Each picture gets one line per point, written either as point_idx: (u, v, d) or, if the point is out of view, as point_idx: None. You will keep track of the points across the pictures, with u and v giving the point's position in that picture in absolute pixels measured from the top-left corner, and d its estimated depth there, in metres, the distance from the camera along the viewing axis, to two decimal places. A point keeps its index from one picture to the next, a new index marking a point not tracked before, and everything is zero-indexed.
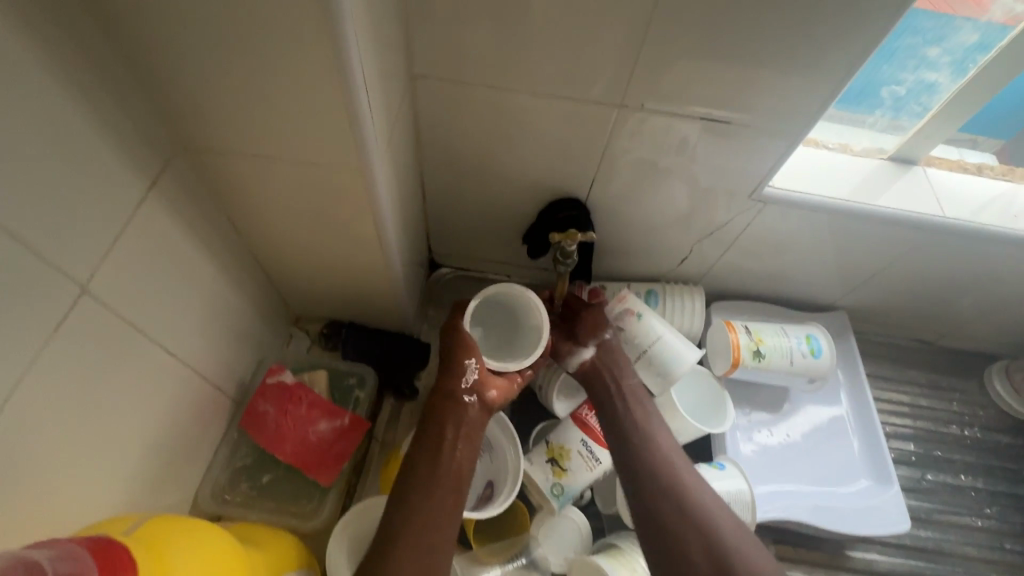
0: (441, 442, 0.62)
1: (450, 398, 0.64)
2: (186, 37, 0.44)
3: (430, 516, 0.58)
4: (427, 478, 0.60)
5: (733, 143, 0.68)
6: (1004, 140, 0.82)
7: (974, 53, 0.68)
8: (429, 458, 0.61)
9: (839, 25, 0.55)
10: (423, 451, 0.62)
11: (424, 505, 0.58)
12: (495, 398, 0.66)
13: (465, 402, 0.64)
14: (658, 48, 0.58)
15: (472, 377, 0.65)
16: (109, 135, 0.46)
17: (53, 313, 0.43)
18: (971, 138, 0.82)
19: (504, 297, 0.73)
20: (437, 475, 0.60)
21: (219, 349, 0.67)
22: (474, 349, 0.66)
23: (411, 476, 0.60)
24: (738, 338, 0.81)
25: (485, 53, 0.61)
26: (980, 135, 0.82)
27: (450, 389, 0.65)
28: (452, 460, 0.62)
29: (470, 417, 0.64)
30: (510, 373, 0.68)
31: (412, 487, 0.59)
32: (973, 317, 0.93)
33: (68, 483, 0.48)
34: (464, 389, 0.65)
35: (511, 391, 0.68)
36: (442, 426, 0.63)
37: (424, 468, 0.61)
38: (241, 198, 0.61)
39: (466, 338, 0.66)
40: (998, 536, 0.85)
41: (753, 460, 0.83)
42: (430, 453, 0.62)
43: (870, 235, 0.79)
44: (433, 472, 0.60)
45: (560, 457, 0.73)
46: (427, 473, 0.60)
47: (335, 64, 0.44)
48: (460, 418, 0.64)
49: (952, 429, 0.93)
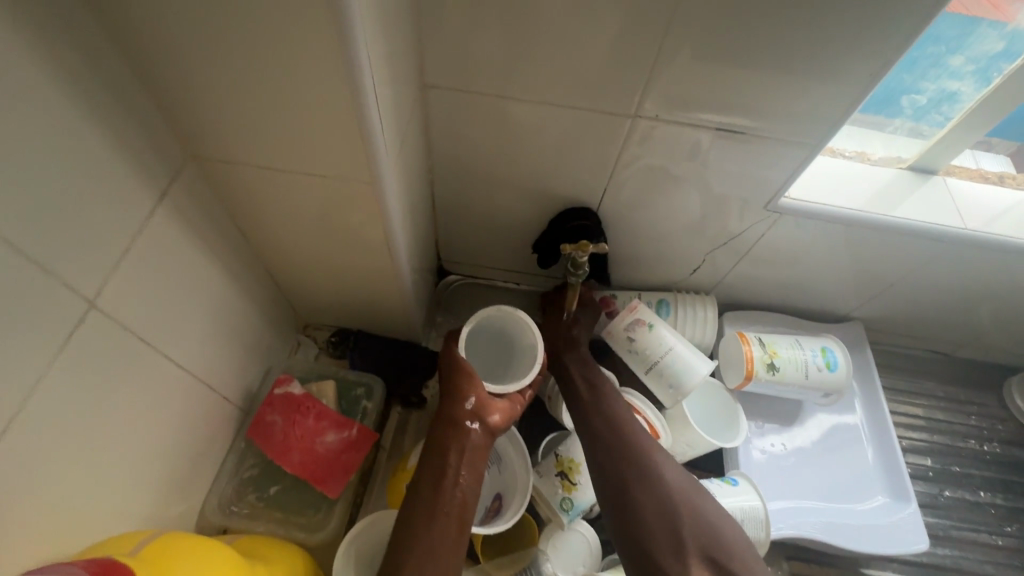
0: (443, 470, 0.61)
1: (452, 424, 0.63)
2: (197, 49, 0.43)
3: (431, 549, 0.57)
4: (426, 510, 0.59)
5: (748, 153, 0.67)
6: (1018, 143, 0.79)
7: (999, 60, 0.66)
8: (429, 488, 0.60)
9: (860, 34, 0.53)
10: (425, 480, 0.61)
11: (425, 538, 0.57)
12: (498, 422, 0.64)
13: (467, 428, 0.63)
14: (673, 57, 0.57)
15: (473, 402, 0.64)
16: (119, 148, 0.45)
17: (62, 327, 0.43)
18: (986, 142, 0.81)
19: (496, 322, 0.74)
20: (438, 505, 0.59)
21: (227, 358, 0.67)
22: (471, 374, 0.66)
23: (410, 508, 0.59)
24: (752, 350, 0.79)
25: (498, 62, 0.60)
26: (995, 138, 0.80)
27: (452, 415, 0.64)
28: (455, 489, 0.60)
29: (473, 443, 0.63)
30: (510, 395, 0.68)
31: (412, 519, 0.58)
32: (993, 329, 0.91)
33: (76, 497, 0.48)
34: (467, 413, 0.64)
35: (514, 414, 0.67)
36: (444, 454, 0.62)
37: (423, 499, 0.60)
38: (251, 208, 0.61)
39: (465, 364, 0.67)
40: (1018, 554, 0.83)
41: (767, 475, 0.81)
42: (432, 481, 0.61)
43: (888, 246, 0.77)
44: (434, 503, 0.59)
45: (570, 471, 0.72)
46: (426, 504, 0.59)
47: (347, 76, 0.44)
48: (462, 444, 0.62)
49: (971, 444, 0.91)
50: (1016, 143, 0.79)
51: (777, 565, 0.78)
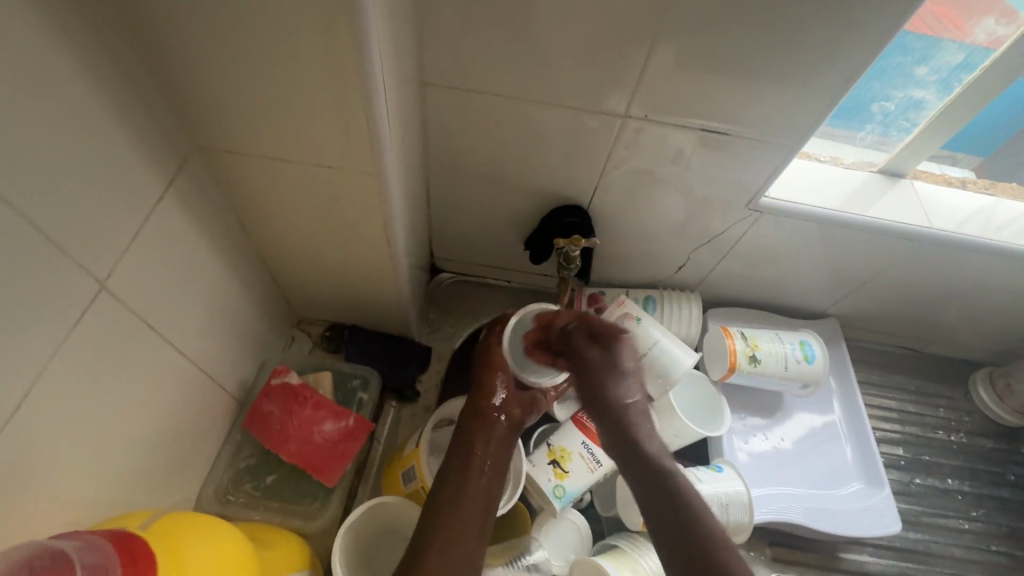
0: (471, 456, 0.65)
1: (479, 416, 0.68)
2: (211, 41, 0.45)
3: (456, 533, 0.58)
4: (455, 497, 0.61)
5: (731, 154, 0.71)
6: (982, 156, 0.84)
7: (960, 71, 0.71)
8: (456, 476, 0.63)
9: (834, 44, 0.57)
10: (451, 468, 0.64)
11: (451, 522, 0.59)
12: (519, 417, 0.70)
13: (494, 419, 0.68)
14: (661, 61, 0.61)
15: (501, 395, 0.69)
16: (131, 136, 0.47)
17: (73, 308, 0.44)
18: (951, 155, 0.85)
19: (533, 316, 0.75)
20: (466, 493, 0.62)
21: (225, 349, 0.68)
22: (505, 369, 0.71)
23: (437, 494, 0.61)
24: (734, 343, 0.83)
25: (494, 62, 0.63)
26: (959, 153, 0.85)
27: (480, 407, 0.68)
28: (482, 474, 0.64)
29: (498, 434, 0.67)
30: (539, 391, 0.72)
31: (439, 504, 0.60)
32: (959, 325, 0.96)
33: (80, 478, 0.48)
34: (494, 406, 0.69)
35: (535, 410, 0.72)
36: (471, 443, 0.66)
37: (451, 485, 0.62)
38: (252, 200, 0.62)
39: (496, 359, 0.72)
40: (983, 537, 0.87)
41: (750, 465, 0.85)
42: (461, 467, 0.64)
43: (862, 244, 0.82)
44: (462, 489, 0.62)
45: (563, 459, 0.74)
46: (454, 491, 0.62)
47: (357, 71, 0.46)
48: (488, 435, 0.67)
49: (939, 434, 0.95)
50: (980, 156, 0.84)
51: (760, 550, 0.81)
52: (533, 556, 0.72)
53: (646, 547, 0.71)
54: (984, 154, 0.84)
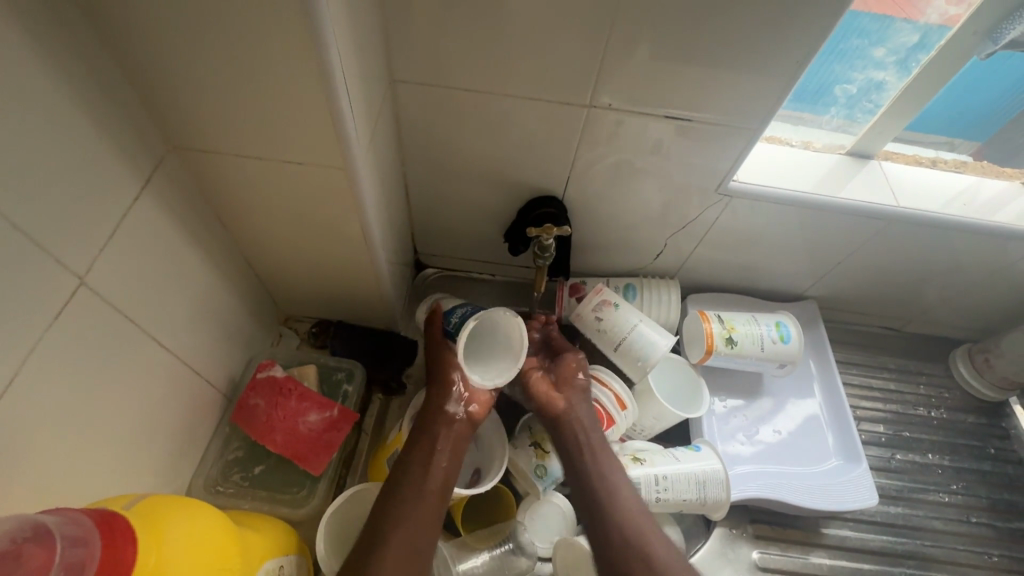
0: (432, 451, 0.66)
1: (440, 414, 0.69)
2: (176, 41, 0.47)
3: (414, 526, 0.61)
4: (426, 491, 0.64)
5: (698, 140, 0.72)
6: (979, 141, 0.87)
7: (917, 51, 0.73)
8: (422, 465, 0.65)
9: (786, 27, 0.59)
10: (416, 458, 0.65)
11: (408, 513, 0.62)
12: (480, 412, 0.70)
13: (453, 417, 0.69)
14: (621, 51, 0.63)
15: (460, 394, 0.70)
16: (106, 136, 0.49)
17: (55, 301, 0.46)
18: (949, 142, 0.88)
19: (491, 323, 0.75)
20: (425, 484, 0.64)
21: (210, 343, 0.70)
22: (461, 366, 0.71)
23: (408, 488, 0.63)
24: (711, 326, 0.85)
25: (461, 57, 0.65)
26: (958, 138, 0.87)
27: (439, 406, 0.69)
28: (438, 472, 0.65)
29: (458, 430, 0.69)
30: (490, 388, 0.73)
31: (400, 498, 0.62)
32: (936, 302, 0.97)
33: (68, 466, 0.50)
34: (455, 405, 0.70)
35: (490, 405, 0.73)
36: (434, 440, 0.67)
37: (416, 475, 0.64)
38: (230, 199, 0.64)
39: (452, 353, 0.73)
40: (965, 509, 0.89)
41: (729, 445, 0.87)
42: (421, 461, 0.65)
43: (833, 225, 0.83)
44: (422, 481, 0.64)
45: (542, 440, 0.76)
46: (417, 482, 0.64)
47: (318, 67, 0.48)
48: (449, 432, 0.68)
49: (920, 411, 0.97)
50: (978, 141, 0.87)
51: (742, 528, 0.83)
52: (518, 539, 0.72)
53: None
54: (981, 140, 0.87)
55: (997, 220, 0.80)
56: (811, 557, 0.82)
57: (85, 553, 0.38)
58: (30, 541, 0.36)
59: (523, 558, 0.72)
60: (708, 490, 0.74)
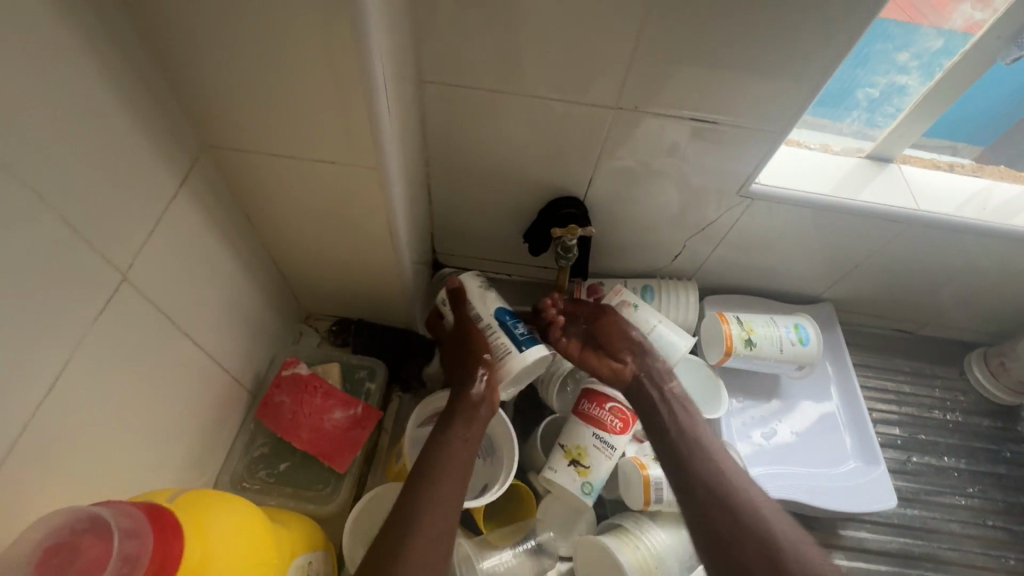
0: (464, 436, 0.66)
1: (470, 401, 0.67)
2: (218, 40, 0.47)
3: (443, 511, 0.59)
4: (455, 471, 0.63)
5: (722, 142, 0.73)
6: (982, 146, 0.88)
7: (939, 56, 0.74)
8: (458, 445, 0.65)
9: (816, 32, 0.59)
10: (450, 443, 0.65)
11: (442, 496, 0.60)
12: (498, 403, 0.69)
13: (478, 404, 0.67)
14: (649, 54, 0.63)
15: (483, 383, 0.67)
16: (147, 134, 0.49)
17: (97, 296, 0.47)
18: (952, 145, 0.88)
19: None
20: (456, 471, 0.63)
21: (237, 341, 0.70)
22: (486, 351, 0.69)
23: (440, 468, 0.62)
24: (730, 328, 0.85)
25: (488, 59, 0.66)
26: (960, 142, 0.88)
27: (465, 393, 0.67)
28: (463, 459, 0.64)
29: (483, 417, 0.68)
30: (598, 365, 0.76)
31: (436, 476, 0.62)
32: (952, 306, 0.98)
33: (106, 461, 0.51)
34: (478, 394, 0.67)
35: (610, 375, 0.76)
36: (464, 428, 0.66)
37: (451, 460, 0.63)
38: (261, 197, 0.65)
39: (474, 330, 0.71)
40: (981, 512, 0.89)
41: (747, 445, 0.87)
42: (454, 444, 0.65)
43: (853, 229, 0.84)
44: (453, 466, 0.63)
45: (581, 456, 0.74)
46: (450, 468, 0.63)
47: (358, 67, 0.48)
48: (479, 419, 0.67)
49: (935, 414, 0.97)
50: (982, 145, 0.87)
51: None
52: (539, 537, 0.74)
53: (648, 525, 0.73)
54: (985, 144, 0.87)
55: (1016, 224, 0.81)
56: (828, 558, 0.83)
57: (138, 547, 0.38)
58: (87, 533, 0.37)
59: (546, 557, 0.74)
60: None
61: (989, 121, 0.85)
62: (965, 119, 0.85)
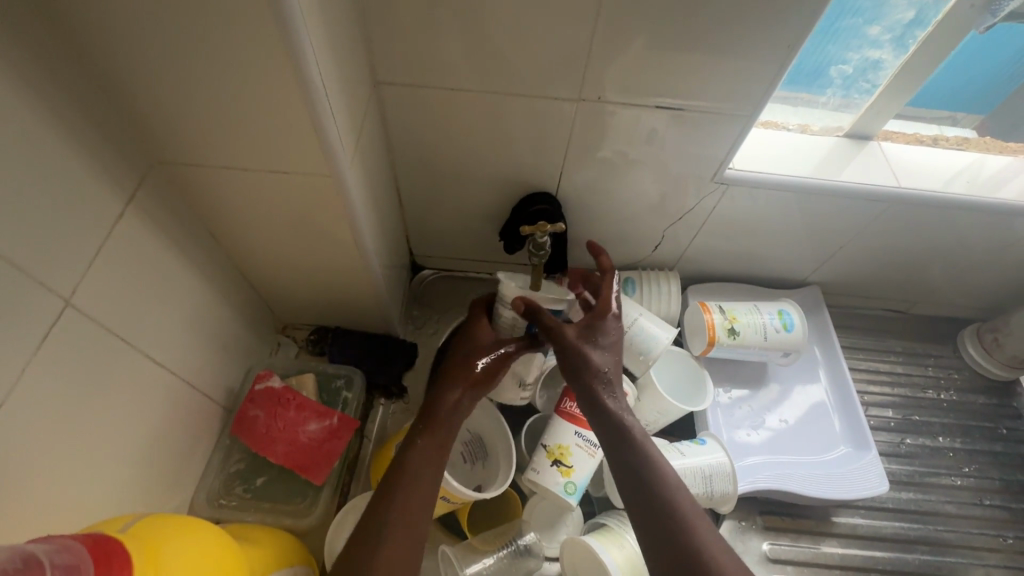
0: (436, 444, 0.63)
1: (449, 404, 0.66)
2: (147, 53, 0.46)
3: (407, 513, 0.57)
4: (426, 473, 0.60)
5: (692, 128, 0.71)
6: (982, 114, 0.86)
7: (914, 28, 0.72)
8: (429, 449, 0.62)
9: (775, 10, 0.57)
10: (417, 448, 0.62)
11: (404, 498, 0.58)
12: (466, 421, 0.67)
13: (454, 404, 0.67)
14: (607, 43, 0.61)
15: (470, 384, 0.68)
16: (84, 155, 0.48)
17: (39, 324, 0.46)
18: (949, 115, 0.86)
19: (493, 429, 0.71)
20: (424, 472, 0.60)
21: (207, 357, 0.69)
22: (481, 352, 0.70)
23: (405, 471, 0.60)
24: (713, 317, 0.84)
25: (443, 57, 0.64)
26: (958, 112, 0.86)
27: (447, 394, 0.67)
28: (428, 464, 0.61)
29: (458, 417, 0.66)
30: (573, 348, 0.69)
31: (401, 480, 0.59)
32: (942, 283, 0.96)
33: (66, 490, 0.50)
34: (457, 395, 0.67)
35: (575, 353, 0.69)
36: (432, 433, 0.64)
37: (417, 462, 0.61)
38: (217, 211, 0.64)
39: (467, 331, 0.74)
40: (978, 492, 0.88)
41: (736, 435, 0.86)
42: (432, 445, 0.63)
43: (834, 211, 0.82)
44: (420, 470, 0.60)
45: (563, 456, 0.72)
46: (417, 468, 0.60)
47: (293, 73, 0.47)
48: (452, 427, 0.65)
49: (929, 394, 0.96)
50: (981, 113, 0.85)
51: (751, 520, 0.82)
52: (524, 539, 0.74)
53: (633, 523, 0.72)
54: (983, 113, 0.85)
55: (1003, 197, 0.78)
56: (822, 546, 0.81)
57: None
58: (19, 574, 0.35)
59: (531, 558, 0.73)
60: (714, 484, 0.74)
61: (983, 92, 0.83)
62: (958, 89, 0.83)
